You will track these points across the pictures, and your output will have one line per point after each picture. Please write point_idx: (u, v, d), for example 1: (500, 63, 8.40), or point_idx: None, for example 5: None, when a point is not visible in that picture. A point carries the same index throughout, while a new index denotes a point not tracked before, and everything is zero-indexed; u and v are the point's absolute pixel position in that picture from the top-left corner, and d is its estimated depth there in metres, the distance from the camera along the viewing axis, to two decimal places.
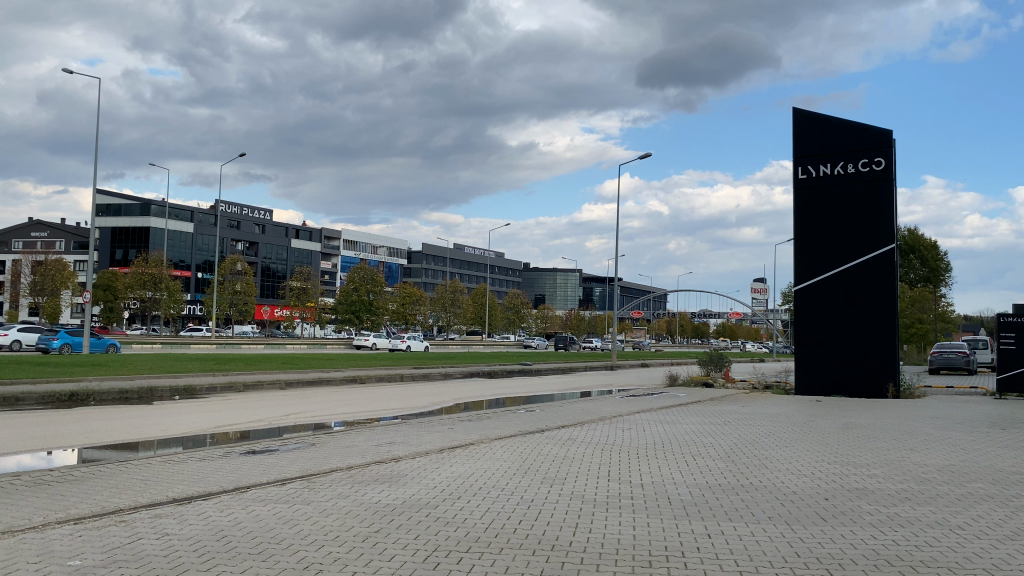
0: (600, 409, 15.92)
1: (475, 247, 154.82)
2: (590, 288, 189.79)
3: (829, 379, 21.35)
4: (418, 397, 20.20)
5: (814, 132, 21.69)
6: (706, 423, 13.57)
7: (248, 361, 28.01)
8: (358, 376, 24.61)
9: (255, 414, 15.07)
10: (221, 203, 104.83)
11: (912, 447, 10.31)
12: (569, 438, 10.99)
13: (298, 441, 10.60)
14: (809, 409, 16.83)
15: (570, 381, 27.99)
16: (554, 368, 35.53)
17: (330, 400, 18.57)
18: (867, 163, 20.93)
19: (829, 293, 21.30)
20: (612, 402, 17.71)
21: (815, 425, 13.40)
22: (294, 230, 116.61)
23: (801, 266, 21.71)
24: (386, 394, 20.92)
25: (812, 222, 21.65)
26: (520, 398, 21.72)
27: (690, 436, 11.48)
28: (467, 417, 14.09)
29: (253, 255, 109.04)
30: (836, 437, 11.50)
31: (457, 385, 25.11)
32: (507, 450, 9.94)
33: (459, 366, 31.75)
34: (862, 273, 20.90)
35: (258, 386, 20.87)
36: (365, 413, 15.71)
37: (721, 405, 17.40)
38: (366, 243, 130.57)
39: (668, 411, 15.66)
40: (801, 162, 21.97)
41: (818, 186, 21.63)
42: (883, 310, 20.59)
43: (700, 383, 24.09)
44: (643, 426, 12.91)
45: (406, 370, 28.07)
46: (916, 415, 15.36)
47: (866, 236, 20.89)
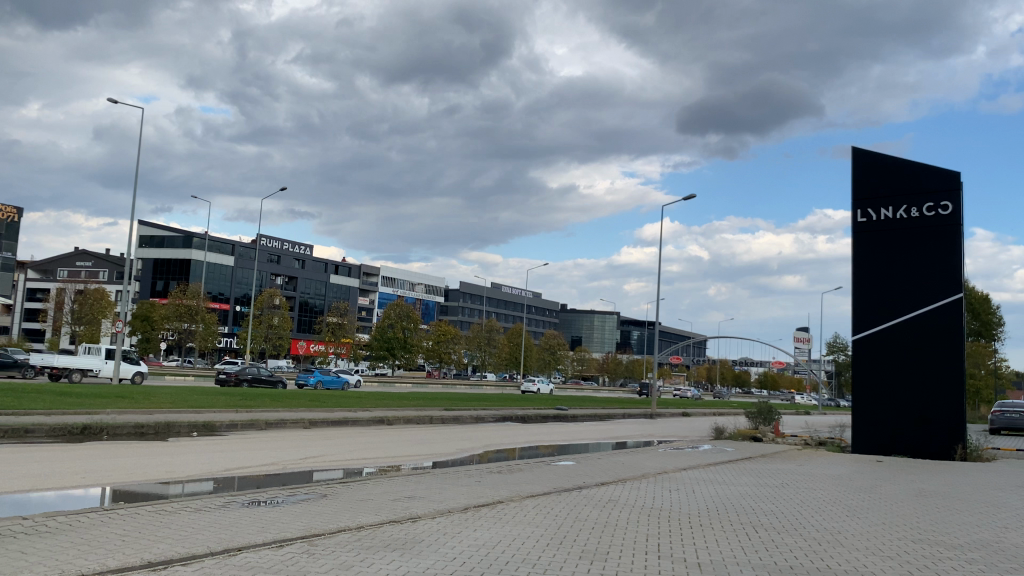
0: (642, 464, 14.65)
1: (512, 287, 154.24)
2: (627, 332, 187.66)
3: (888, 437, 19.81)
4: (446, 442, 19.13)
5: (874, 174, 20.52)
6: (761, 485, 12.24)
7: (276, 397, 27.29)
8: (386, 417, 23.64)
9: (272, 456, 14.14)
10: (263, 238, 105.89)
11: (1007, 523, 8.93)
12: (609, 500, 9.82)
13: (308, 491, 9.58)
14: (870, 471, 15.35)
15: (609, 430, 26.64)
16: (591, 414, 34.18)
17: (355, 443, 17.58)
18: (932, 207, 19.59)
19: (888, 345, 19.90)
20: (653, 456, 16.44)
21: (886, 490, 11.95)
22: (333, 266, 117.18)
23: (858, 315, 20.38)
24: (413, 437, 19.87)
25: (871, 268, 20.37)
26: (555, 447, 20.49)
27: (745, 502, 10.21)
28: (499, 468, 12.96)
29: (292, 290, 109.61)
30: (913, 506, 10.11)
31: (490, 430, 23.98)
32: (540, 512, 8.84)
33: (493, 408, 30.63)
34: (925, 324, 19.47)
35: (281, 425, 20.00)
36: (390, 459, 14.66)
37: (772, 463, 15.99)
38: (404, 280, 130.69)
39: (718, 469, 14.31)
40: (860, 205, 20.80)
41: (878, 231, 20.39)
42: (949, 365, 19.07)
43: (747, 437, 22.61)
44: (692, 487, 11.65)
45: (436, 411, 27.05)
46: (993, 482, 13.83)
47: (930, 285, 19.50)
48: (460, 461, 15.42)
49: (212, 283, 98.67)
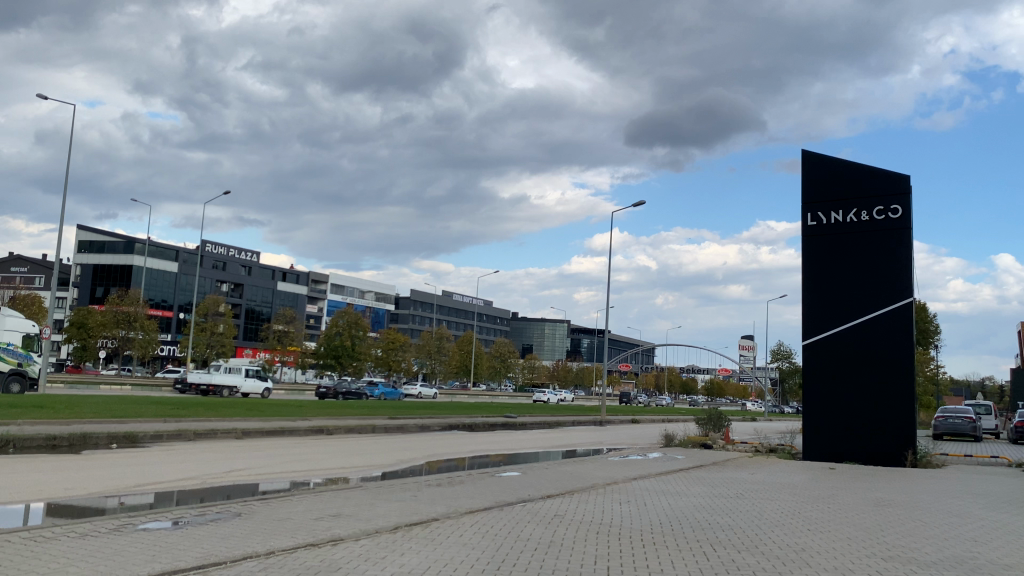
0: (591, 474, 13.91)
1: (463, 295, 153.22)
2: (578, 340, 188.17)
3: (838, 445, 19.43)
4: (388, 453, 18.14)
5: (825, 176, 20.19)
6: (715, 495, 11.59)
7: (214, 405, 25.98)
8: (326, 426, 22.56)
9: (193, 469, 13.04)
10: (207, 244, 103.17)
11: (976, 536, 8.42)
12: (554, 516, 9.04)
13: (221, 510, 8.58)
14: (824, 479, 14.86)
15: (559, 438, 25.93)
16: (540, 421, 33.44)
17: (290, 454, 16.52)
18: (882, 210, 19.34)
19: (840, 350, 19.56)
20: (603, 465, 15.72)
21: (844, 501, 11.36)
22: (279, 272, 114.78)
23: (809, 320, 20.03)
24: (354, 447, 18.84)
25: (821, 272, 20.04)
26: (502, 456, 19.66)
27: (700, 515, 9.52)
28: (439, 479, 12.11)
29: (236, 297, 106.97)
30: (874, 519, 9.53)
31: (436, 440, 23.05)
32: (476, 531, 8.01)
33: (440, 417, 29.70)
34: (875, 329, 19.20)
35: (212, 435, 18.79)
36: (323, 470, 13.67)
37: (725, 471, 15.40)
38: (353, 287, 128.76)
39: (668, 479, 13.66)
40: (810, 208, 20.45)
41: (828, 234, 20.06)
42: (899, 371, 18.80)
43: (698, 444, 22.10)
44: (644, 499, 10.93)
45: (380, 420, 26.01)
46: (948, 490, 13.44)
47: (880, 290, 19.23)
48: (399, 472, 14.51)
49: (154, 290, 95.68)
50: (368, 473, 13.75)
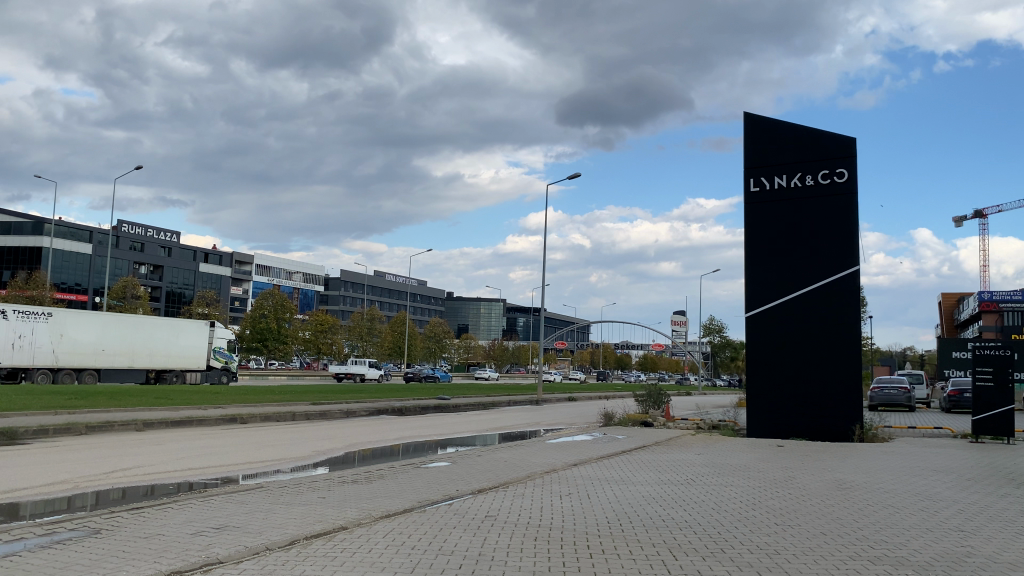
0: (528, 460, 12.67)
1: (395, 275, 150.73)
2: (513, 318, 187.86)
3: (783, 419, 18.68)
4: (307, 442, 16.58)
5: (767, 139, 19.34)
6: (663, 483, 10.46)
7: (119, 394, 23.94)
8: (239, 415, 20.81)
9: (68, 471, 11.27)
10: (124, 224, 98.46)
11: (960, 525, 7.50)
12: (485, 518, 7.74)
13: (74, 527, 6.99)
14: (775, 459, 13.96)
15: (493, 420, 24.64)
16: (474, 402, 32.15)
17: (192, 447, 14.80)
18: (828, 174, 18.60)
19: (784, 320, 18.79)
20: (540, 449, 14.51)
21: (804, 485, 10.38)
22: (203, 254, 110.58)
23: (753, 290, 19.18)
24: (269, 438, 17.22)
25: (764, 240, 19.19)
26: (433, 442, 18.28)
27: (651, 510, 8.33)
28: (356, 475, 10.67)
29: (156, 279, 102.61)
30: (843, 506, 8.56)
31: (362, 426, 21.56)
32: (387, 542, 6.66)
33: (367, 401, 28.13)
34: (822, 298, 18.45)
35: (107, 428, 16.88)
36: (225, 467, 12.05)
37: (669, 453, 14.35)
38: (281, 268, 125.21)
39: (611, 463, 12.50)
40: (752, 173, 19.57)
41: (772, 200, 19.20)
42: (847, 342, 18.12)
43: (638, 423, 21.10)
44: (587, 490, 9.73)
45: (299, 405, 24.28)
46: (904, 467, 12.70)
47: (826, 258, 18.49)
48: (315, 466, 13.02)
49: (66, 274, 91.03)
50: (277, 469, 12.22)
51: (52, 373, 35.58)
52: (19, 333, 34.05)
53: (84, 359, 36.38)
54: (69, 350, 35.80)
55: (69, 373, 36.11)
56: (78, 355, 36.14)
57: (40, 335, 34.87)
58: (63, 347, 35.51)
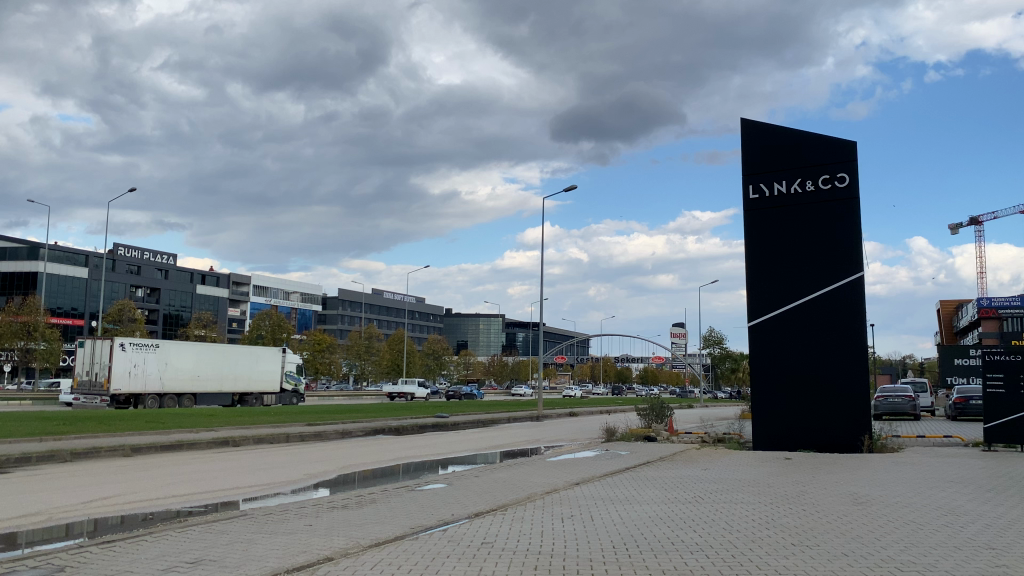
0: (528, 480, 12.14)
1: (393, 293, 150.19)
2: (512, 334, 187.20)
3: (790, 430, 18.16)
4: (301, 465, 16.03)
5: (765, 145, 18.94)
6: (669, 501, 9.96)
7: (109, 419, 23.34)
8: (231, 438, 20.24)
9: (45, 501, 10.72)
10: (120, 247, 98.04)
11: (989, 544, 7.06)
12: (482, 545, 7.25)
13: (37, 565, 6.48)
14: (784, 473, 13.43)
15: (493, 438, 24.07)
16: (473, 420, 31.56)
17: (181, 473, 14.23)
18: (828, 179, 18.19)
19: (788, 328, 18.33)
20: (540, 468, 13.98)
21: (818, 500, 9.91)
22: (199, 276, 110.11)
23: (755, 298, 18.72)
24: (261, 461, 16.66)
25: (765, 248, 18.77)
26: (431, 462, 17.71)
27: (659, 533, 7.84)
28: (347, 500, 10.13)
29: (153, 302, 102.01)
30: (862, 524, 8.12)
31: (358, 447, 20.99)
32: (375, 574, 6.17)
33: (364, 421, 27.54)
34: (825, 306, 18.00)
35: (94, 454, 16.30)
36: (212, 494, 11.52)
37: (674, 469, 13.82)
38: (278, 288, 124.72)
39: (614, 481, 11.98)
40: (751, 179, 19.15)
41: (772, 207, 18.79)
42: (852, 350, 17.66)
43: (640, 438, 20.58)
44: (590, 511, 9.23)
45: (295, 427, 23.68)
46: (919, 478, 12.20)
47: (829, 265, 18.05)
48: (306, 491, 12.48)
49: (62, 298, 90.45)
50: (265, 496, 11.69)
51: (160, 399, 36.09)
52: (133, 363, 34.45)
53: (184, 385, 37.07)
54: (173, 377, 36.38)
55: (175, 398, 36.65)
56: (181, 381, 36.86)
57: (151, 364, 35.38)
58: (170, 374, 36.09)
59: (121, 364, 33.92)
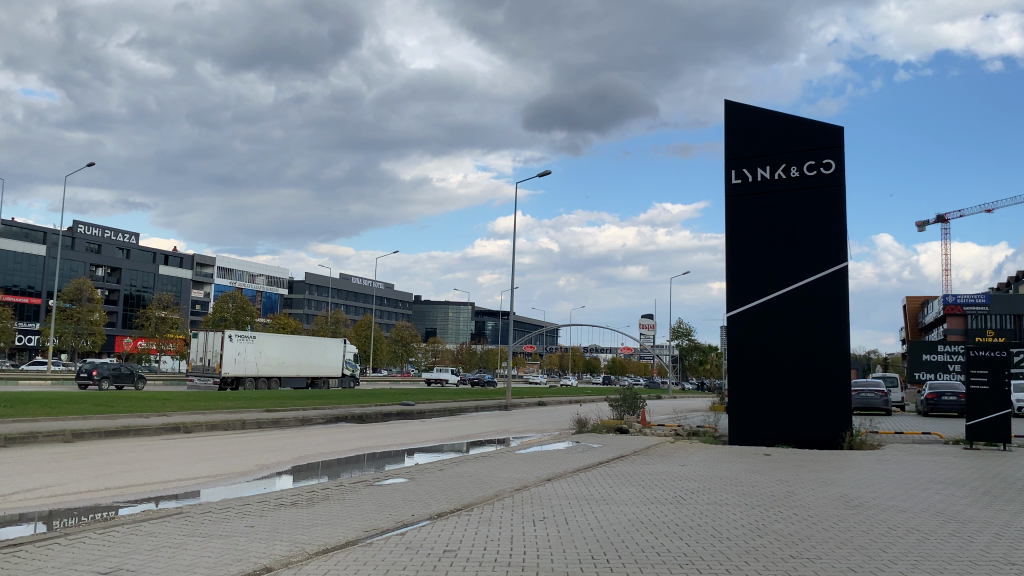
0: (496, 474, 11.34)
1: (362, 278, 148.63)
2: (481, 322, 186.55)
3: (768, 425, 17.52)
4: (257, 454, 15.07)
5: (750, 129, 18.21)
6: (650, 501, 9.18)
7: (53, 402, 22.11)
8: (183, 423, 19.21)
9: None
10: (80, 225, 95.52)
11: (1008, 557, 6.38)
12: (446, 552, 6.38)
13: None
14: (766, 470, 12.75)
15: (459, 427, 23.22)
16: (439, 409, 30.67)
17: (122, 462, 13.19)
18: (814, 165, 17.56)
19: (769, 318, 17.69)
20: (509, 461, 13.18)
21: (811, 504, 9.16)
22: (162, 256, 107.78)
23: (734, 288, 18.06)
24: (213, 449, 15.67)
25: (747, 235, 18.08)
26: (395, 452, 16.86)
27: (642, 540, 7.06)
28: (299, 496, 9.22)
29: (114, 282, 99.53)
30: (866, 534, 7.38)
31: (319, 435, 20.09)
32: None
33: (326, 408, 26.58)
34: (807, 297, 17.37)
35: (31, 439, 15.17)
36: (152, 486, 10.56)
37: (651, 465, 13.08)
38: (244, 271, 122.73)
39: (589, 477, 11.18)
40: (734, 164, 18.43)
41: (754, 193, 18.11)
42: (834, 344, 17.07)
43: (613, 429, 19.87)
44: (567, 513, 8.40)
45: (252, 413, 22.66)
46: (911, 479, 11.59)
47: (812, 254, 17.42)
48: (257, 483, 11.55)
49: (18, 276, 87.76)
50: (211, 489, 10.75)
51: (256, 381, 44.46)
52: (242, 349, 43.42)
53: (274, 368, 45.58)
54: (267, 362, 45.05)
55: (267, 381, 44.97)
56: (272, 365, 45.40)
57: (250, 351, 44.12)
58: (263, 361, 44.61)
59: (231, 352, 42.70)
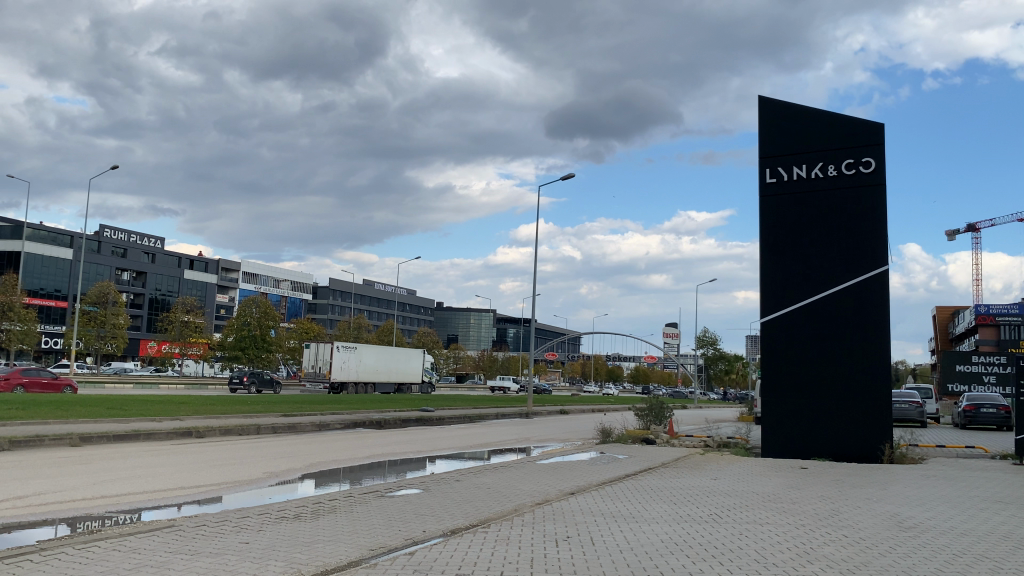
0: (517, 485, 10.67)
1: (385, 284, 148.76)
2: (503, 329, 186.04)
3: (803, 436, 16.65)
4: (269, 460, 14.50)
5: (784, 127, 17.45)
6: (683, 520, 8.42)
7: (67, 405, 21.70)
8: (195, 427, 18.70)
9: None
10: (107, 229, 96.22)
11: None
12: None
13: None
14: (805, 485, 11.92)
15: (480, 435, 22.54)
16: (460, 415, 30.02)
17: (126, 467, 12.63)
18: (852, 164, 16.74)
19: (805, 323, 16.88)
20: (532, 472, 12.48)
21: (863, 525, 8.33)
22: (187, 260, 108.33)
23: (767, 291, 17.28)
24: (224, 455, 15.11)
25: (782, 236, 17.30)
26: (412, 460, 16.22)
27: (678, 566, 6.29)
28: (306, 507, 8.58)
29: (139, 286, 100.10)
30: (931, 562, 6.57)
31: (336, 440, 19.53)
32: None
33: (343, 413, 26.02)
34: (846, 301, 16.53)
35: (38, 443, 14.71)
36: (151, 497, 9.97)
37: (682, 478, 12.32)
38: (268, 276, 123.17)
39: (618, 491, 10.41)
40: (768, 163, 17.68)
41: (790, 193, 17.32)
42: (875, 351, 16.17)
43: (639, 440, 19.07)
44: (595, 532, 7.66)
45: (268, 418, 22.15)
46: (963, 498, 10.71)
47: (851, 257, 16.58)
48: (263, 493, 10.91)
49: (45, 279, 88.52)
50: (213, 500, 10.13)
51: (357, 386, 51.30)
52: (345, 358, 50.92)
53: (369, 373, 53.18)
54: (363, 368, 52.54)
55: (367, 386, 51.94)
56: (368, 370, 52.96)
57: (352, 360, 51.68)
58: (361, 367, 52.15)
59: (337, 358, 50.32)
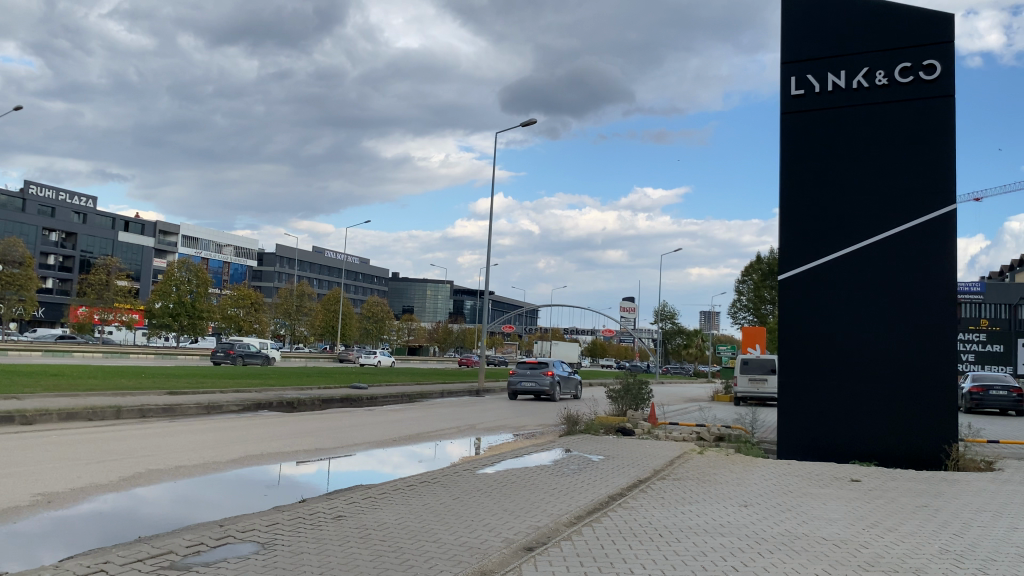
0: (431, 527, 6.33)
1: (335, 251, 143.32)
2: (460, 301, 181.57)
3: (833, 435, 12.52)
4: (92, 461, 9.80)
5: (815, 20, 13.16)
6: None
7: None
8: (21, 411, 13.80)
9: None
10: (33, 186, 89.01)
11: None
12: None
13: None
14: (883, 519, 7.66)
15: (415, 420, 18.15)
16: (397, 393, 25.56)
17: None
18: (910, 69, 12.50)
19: (839, 281, 12.71)
20: (465, 491, 8.17)
21: None
22: (122, 222, 101.50)
23: (788, 242, 13.08)
24: (25, 451, 10.37)
25: (809, 163, 13.12)
26: (313, 456, 11.76)
27: None
28: None
29: (69, 247, 93.36)
30: None
31: (223, 426, 15.01)
32: None
33: (252, 391, 21.38)
34: (897, 252, 12.37)
35: None
36: None
37: (697, 505, 8.03)
38: (210, 241, 116.77)
39: (614, 548, 5.95)
40: (790, 70, 13.42)
41: (820, 110, 13.13)
42: (935, 319, 12.07)
43: (613, 431, 14.80)
44: None
45: (146, 399, 17.46)
46: None
47: (906, 193, 12.41)
48: None
49: None
50: None
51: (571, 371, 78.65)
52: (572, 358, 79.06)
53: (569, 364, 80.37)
54: None
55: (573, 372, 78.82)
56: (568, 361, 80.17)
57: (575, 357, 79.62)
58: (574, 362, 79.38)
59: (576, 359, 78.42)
